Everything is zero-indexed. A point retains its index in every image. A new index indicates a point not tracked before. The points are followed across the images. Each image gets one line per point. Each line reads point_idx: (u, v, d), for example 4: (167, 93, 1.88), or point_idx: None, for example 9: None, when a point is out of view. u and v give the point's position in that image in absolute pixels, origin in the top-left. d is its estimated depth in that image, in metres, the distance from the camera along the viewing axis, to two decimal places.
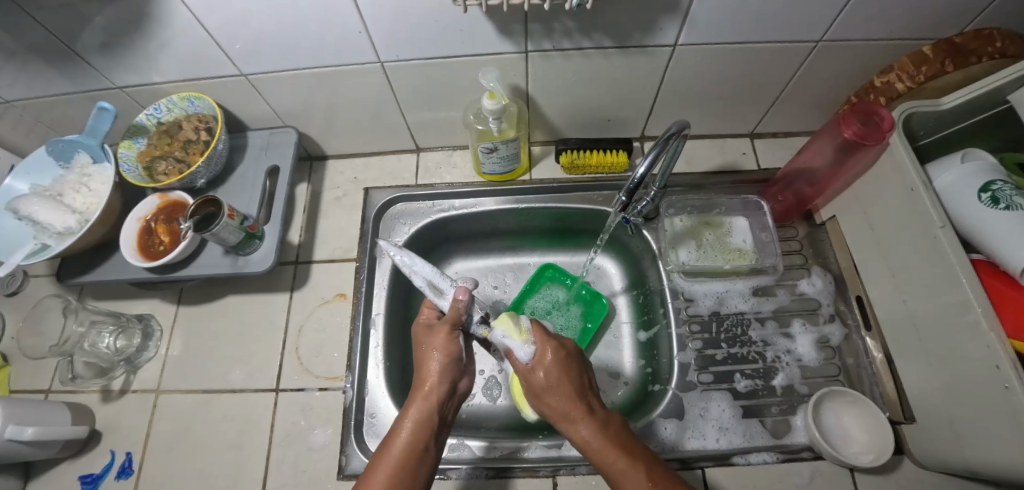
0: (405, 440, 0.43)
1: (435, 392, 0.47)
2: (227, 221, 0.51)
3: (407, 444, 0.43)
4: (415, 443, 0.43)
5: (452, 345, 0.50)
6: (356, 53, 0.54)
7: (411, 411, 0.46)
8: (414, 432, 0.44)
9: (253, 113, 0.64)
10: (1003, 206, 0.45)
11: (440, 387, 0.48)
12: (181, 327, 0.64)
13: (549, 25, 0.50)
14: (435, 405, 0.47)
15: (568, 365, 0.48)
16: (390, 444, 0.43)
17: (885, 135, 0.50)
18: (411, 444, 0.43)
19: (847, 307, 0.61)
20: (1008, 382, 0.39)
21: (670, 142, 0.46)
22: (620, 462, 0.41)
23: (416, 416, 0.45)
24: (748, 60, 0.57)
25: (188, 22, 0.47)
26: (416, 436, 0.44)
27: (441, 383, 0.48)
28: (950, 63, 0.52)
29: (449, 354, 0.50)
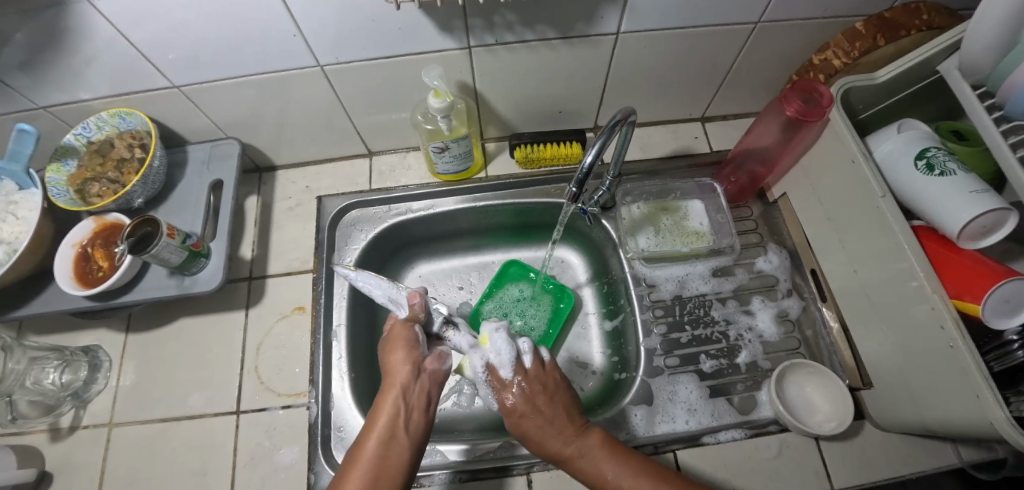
0: (374, 441, 0.41)
1: (395, 385, 0.46)
2: (167, 240, 0.49)
3: (376, 443, 0.41)
4: (385, 439, 0.42)
5: (411, 338, 0.50)
6: (294, 58, 0.52)
7: (379, 409, 0.44)
8: (382, 427, 0.42)
9: (191, 126, 0.61)
10: (938, 172, 0.46)
11: (399, 381, 0.46)
12: (133, 355, 0.61)
13: (489, 18, 0.49)
14: (398, 399, 0.45)
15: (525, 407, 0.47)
16: (360, 446, 0.41)
17: (825, 110, 0.51)
18: (381, 443, 0.41)
19: (803, 281, 0.63)
20: (953, 342, 0.41)
21: (617, 128, 0.46)
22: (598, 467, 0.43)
23: (383, 410, 0.44)
24: (692, 44, 0.57)
25: (110, 36, 0.45)
26: (383, 434, 0.42)
27: (400, 374, 0.46)
28: (881, 37, 0.53)
29: (406, 343, 0.49)
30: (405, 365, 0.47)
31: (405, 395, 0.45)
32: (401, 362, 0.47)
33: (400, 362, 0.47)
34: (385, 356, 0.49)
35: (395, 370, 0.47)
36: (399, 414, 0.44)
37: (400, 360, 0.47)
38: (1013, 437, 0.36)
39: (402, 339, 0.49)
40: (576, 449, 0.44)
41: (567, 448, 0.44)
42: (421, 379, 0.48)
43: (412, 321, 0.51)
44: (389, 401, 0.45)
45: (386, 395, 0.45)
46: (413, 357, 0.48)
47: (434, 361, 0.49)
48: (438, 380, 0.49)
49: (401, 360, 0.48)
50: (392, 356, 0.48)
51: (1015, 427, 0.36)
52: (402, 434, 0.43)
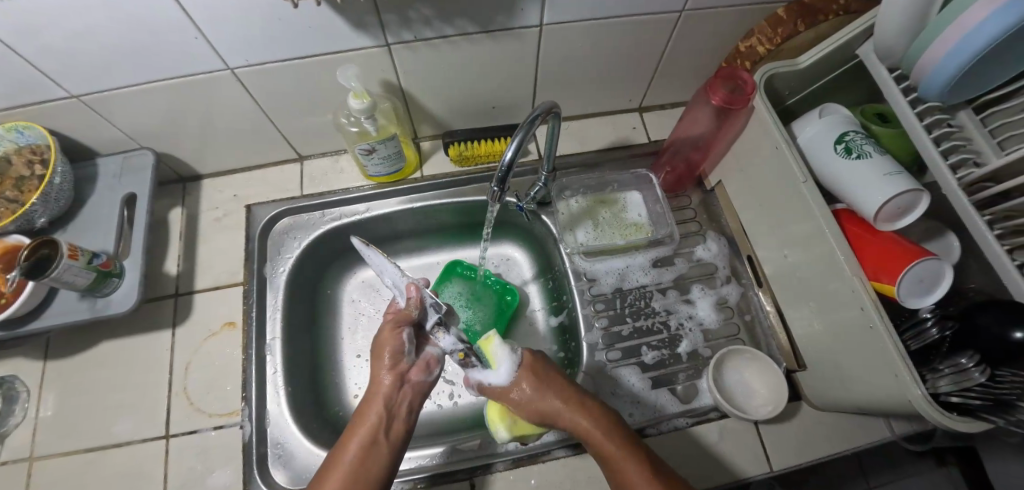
0: (353, 445, 0.42)
1: (379, 394, 0.46)
2: (69, 262, 0.45)
3: (357, 445, 0.42)
4: (365, 445, 0.42)
5: (398, 342, 0.50)
6: (199, 63, 0.49)
7: (362, 417, 0.45)
8: (364, 432, 0.43)
9: (98, 138, 0.57)
10: (855, 155, 0.46)
11: (383, 391, 0.47)
12: (52, 384, 0.57)
13: (403, 13, 0.47)
14: (381, 409, 0.45)
15: (542, 382, 0.50)
16: (342, 447, 0.42)
17: (748, 98, 0.51)
18: (359, 446, 0.42)
19: (741, 267, 0.63)
20: (872, 322, 0.42)
21: (535, 125, 0.44)
22: (615, 449, 0.43)
23: (366, 418, 0.45)
24: (618, 34, 0.56)
25: None
26: (364, 439, 0.43)
27: (383, 383, 0.47)
28: (802, 23, 0.53)
29: (393, 351, 0.49)
30: (392, 375, 0.48)
31: (387, 404, 0.46)
32: (386, 373, 0.48)
33: (385, 371, 0.48)
34: (371, 363, 0.49)
35: (379, 379, 0.48)
36: (380, 420, 0.44)
37: (386, 369, 0.48)
38: (932, 415, 0.37)
39: (389, 345, 0.49)
40: (602, 437, 0.45)
41: (590, 431, 0.45)
42: (405, 389, 0.48)
43: (401, 326, 0.50)
44: (370, 411, 0.45)
45: (371, 403, 0.46)
46: (398, 366, 0.49)
47: (418, 372, 0.50)
48: (420, 393, 0.50)
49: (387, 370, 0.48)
50: (378, 364, 0.49)
51: (933, 404, 0.37)
52: (383, 442, 0.43)
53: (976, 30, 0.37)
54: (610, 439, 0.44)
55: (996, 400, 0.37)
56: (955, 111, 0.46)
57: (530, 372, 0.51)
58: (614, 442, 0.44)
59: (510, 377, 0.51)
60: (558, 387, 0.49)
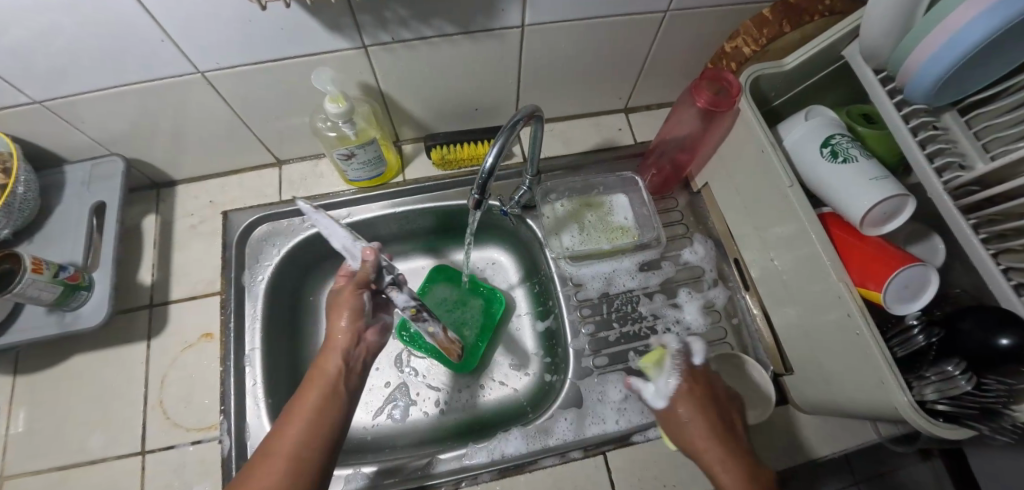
0: (308, 402, 0.41)
1: (336, 352, 0.46)
2: (32, 277, 0.43)
3: (313, 401, 0.42)
4: (321, 400, 0.42)
5: (359, 303, 0.48)
6: (166, 66, 0.47)
7: (320, 373, 0.44)
8: (319, 388, 0.43)
9: (63, 144, 0.54)
10: (840, 159, 0.46)
11: (341, 348, 0.46)
12: (20, 400, 0.55)
13: (379, 14, 0.46)
14: (336, 365, 0.45)
15: (711, 412, 0.45)
16: (296, 404, 0.42)
17: (734, 100, 0.51)
18: (315, 403, 0.41)
19: (728, 269, 0.62)
20: (858, 329, 0.41)
21: (517, 129, 0.43)
22: None
23: (321, 374, 0.44)
24: (602, 34, 0.55)
25: None
26: (323, 395, 0.42)
27: (342, 340, 0.47)
28: (787, 23, 0.52)
29: (354, 310, 0.48)
30: (349, 334, 0.47)
31: (343, 361, 0.46)
32: (344, 330, 0.47)
33: (343, 331, 0.47)
34: (329, 323, 0.47)
35: (338, 335, 0.47)
36: (334, 376, 0.44)
37: (345, 329, 0.47)
38: (917, 421, 0.37)
39: (349, 305, 0.48)
40: None
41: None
42: (360, 346, 0.48)
43: (361, 288, 0.48)
44: (326, 369, 0.44)
45: (327, 361, 0.45)
46: (356, 325, 0.48)
47: (373, 333, 0.50)
48: (372, 351, 0.50)
49: (343, 328, 0.47)
50: (335, 324, 0.47)
51: (918, 411, 0.37)
52: (337, 397, 0.43)
53: (958, 37, 0.36)
54: None
55: (982, 409, 0.37)
56: (940, 114, 0.45)
57: (695, 400, 0.46)
58: None
59: (667, 399, 0.48)
60: (712, 428, 0.44)
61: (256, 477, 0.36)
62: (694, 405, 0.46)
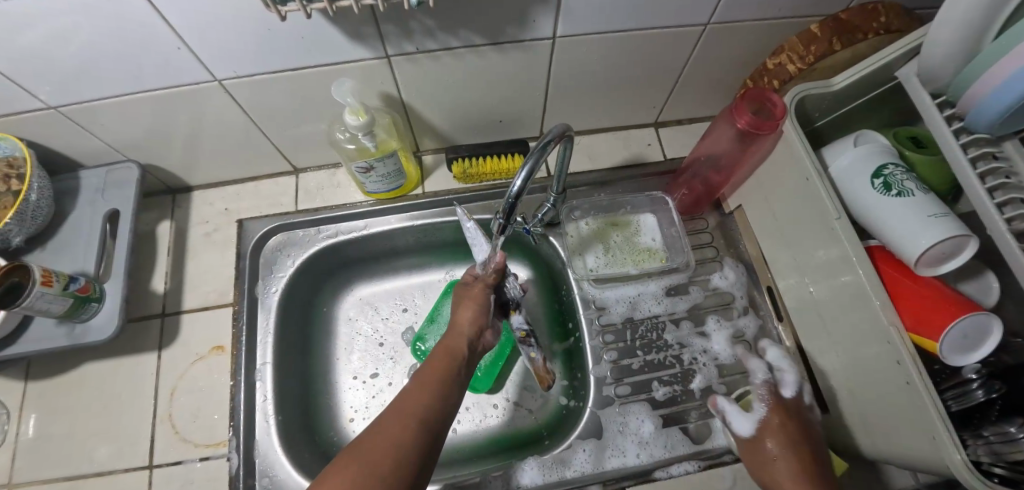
0: (434, 373, 0.41)
1: (461, 337, 0.46)
2: (41, 290, 0.42)
3: (433, 379, 0.40)
4: (442, 379, 0.41)
5: (484, 301, 0.50)
6: (183, 73, 0.45)
7: (444, 350, 0.44)
8: (442, 366, 0.42)
9: (79, 149, 0.53)
10: (894, 192, 0.42)
11: (464, 335, 0.46)
12: (31, 406, 0.55)
13: (405, 24, 0.43)
14: (459, 350, 0.45)
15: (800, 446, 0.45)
16: (416, 378, 0.41)
17: (778, 122, 0.47)
18: (437, 379, 0.40)
19: (760, 297, 0.59)
20: (909, 379, 0.38)
21: (549, 148, 0.40)
22: None
23: (447, 351, 0.44)
24: (636, 48, 0.52)
25: None
26: (447, 370, 0.42)
27: (468, 326, 0.47)
28: (838, 41, 0.49)
29: (481, 304, 0.50)
30: (474, 323, 0.48)
31: (466, 348, 0.45)
32: (471, 319, 0.48)
33: (470, 319, 0.48)
34: (457, 309, 0.49)
35: (466, 321, 0.48)
36: (455, 360, 0.44)
37: (470, 316, 0.48)
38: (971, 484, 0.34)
39: (479, 299, 0.50)
40: None
41: None
42: (481, 339, 0.48)
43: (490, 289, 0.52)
44: (449, 350, 0.44)
45: (453, 341, 0.46)
46: (481, 318, 0.49)
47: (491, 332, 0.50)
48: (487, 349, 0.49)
49: (471, 316, 0.48)
50: (461, 311, 0.49)
51: (973, 473, 0.34)
52: (455, 384, 0.42)
53: None
54: None
55: None
56: (1000, 142, 0.40)
57: (785, 433, 0.46)
58: None
59: (756, 428, 0.48)
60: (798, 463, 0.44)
61: (371, 441, 0.33)
62: (783, 437, 0.46)
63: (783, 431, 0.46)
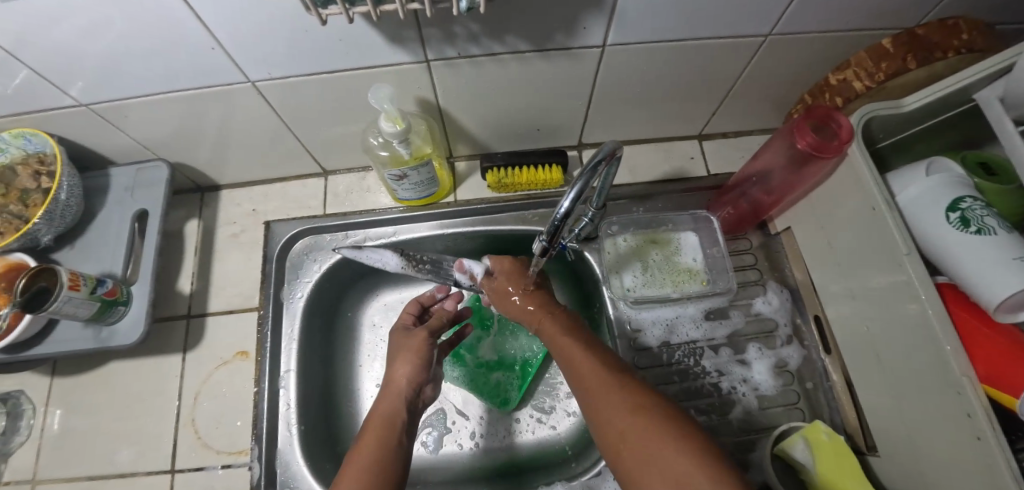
0: (371, 448, 0.38)
1: (399, 399, 0.44)
2: (69, 294, 0.41)
3: (371, 451, 0.38)
4: (382, 450, 0.38)
5: (422, 351, 0.48)
6: (214, 74, 0.43)
7: (378, 417, 0.42)
8: (382, 436, 0.39)
9: (109, 146, 0.52)
10: (973, 229, 0.39)
11: (401, 395, 0.44)
12: (56, 402, 0.55)
13: (449, 29, 0.41)
14: (399, 414, 0.42)
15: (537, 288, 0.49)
16: (355, 452, 0.38)
17: (843, 146, 0.44)
18: (376, 447, 0.38)
19: (805, 325, 0.57)
20: (981, 434, 0.35)
21: (600, 168, 0.36)
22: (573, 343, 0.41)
23: (382, 419, 0.41)
24: (688, 58, 0.49)
25: None
26: (385, 440, 0.39)
27: (404, 386, 0.45)
28: (912, 58, 0.45)
29: (420, 359, 0.47)
30: (411, 382, 0.45)
31: (407, 409, 0.43)
32: (409, 377, 0.46)
33: (406, 377, 0.45)
34: (392, 367, 0.47)
35: (401, 381, 0.45)
36: (394, 425, 0.41)
37: (406, 375, 0.46)
38: None
39: (416, 354, 0.47)
40: (555, 328, 0.44)
41: (545, 324, 0.45)
42: (420, 397, 0.46)
43: (430, 339, 0.50)
44: (384, 414, 0.42)
45: (388, 406, 0.43)
46: (421, 373, 0.47)
47: (430, 386, 0.48)
48: (427, 404, 0.48)
49: (406, 374, 0.46)
50: (397, 367, 0.47)
51: None
52: (396, 446, 0.39)
53: None
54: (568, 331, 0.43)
55: None
56: None
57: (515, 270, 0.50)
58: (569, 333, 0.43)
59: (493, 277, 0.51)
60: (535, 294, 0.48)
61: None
62: (513, 276, 0.50)
63: (512, 268, 0.50)
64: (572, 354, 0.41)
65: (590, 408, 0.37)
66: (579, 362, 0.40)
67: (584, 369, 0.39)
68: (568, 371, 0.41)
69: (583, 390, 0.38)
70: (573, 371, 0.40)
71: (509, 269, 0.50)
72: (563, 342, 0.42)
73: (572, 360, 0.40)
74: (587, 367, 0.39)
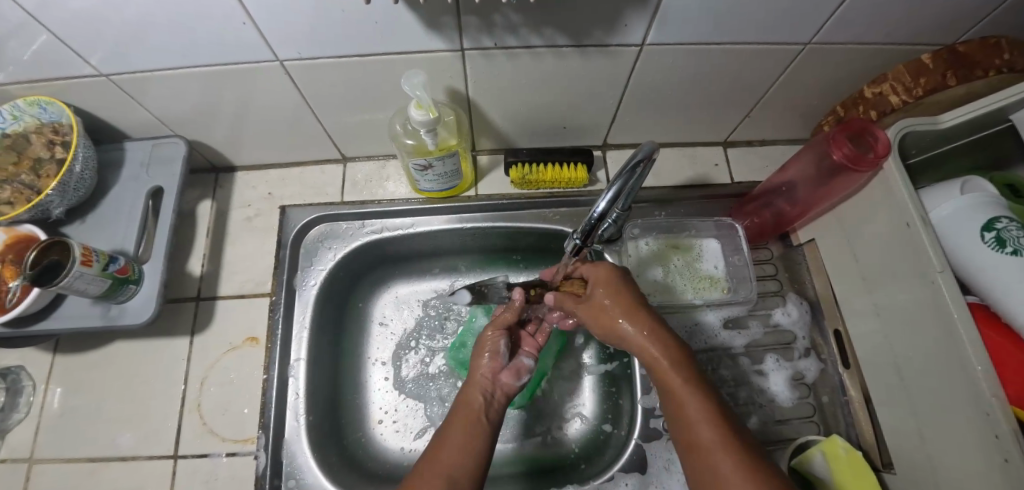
0: (453, 441, 0.38)
1: (474, 388, 0.44)
2: (81, 270, 0.40)
3: (457, 438, 0.38)
4: (465, 437, 0.38)
5: (497, 348, 0.48)
6: (243, 51, 0.42)
7: (459, 405, 0.42)
8: (464, 425, 0.39)
9: (125, 120, 0.51)
10: (1009, 249, 0.38)
11: (479, 386, 0.44)
12: (57, 381, 0.53)
13: (489, 17, 0.39)
14: (475, 402, 0.42)
15: (635, 301, 0.42)
16: (446, 432, 0.39)
17: (879, 160, 0.43)
18: (463, 435, 0.39)
19: (823, 340, 0.57)
20: (1007, 455, 0.34)
21: (637, 170, 0.36)
22: (679, 385, 0.36)
23: (465, 407, 0.42)
24: (725, 63, 0.48)
25: (18, 20, 0.35)
26: (467, 429, 0.39)
27: (483, 376, 0.46)
28: (952, 75, 0.44)
29: (494, 350, 0.48)
30: (487, 374, 0.46)
31: (484, 400, 0.43)
32: (485, 366, 0.47)
33: (482, 369, 0.46)
34: (471, 361, 0.48)
35: (480, 370, 0.46)
36: (481, 412, 0.41)
37: (485, 364, 0.47)
38: None
39: (491, 344, 0.48)
40: (662, 363, 0.38)
41: (652, 358, 0.39)
42: (499, 386, 0.46)
43: (499, 329, 0.50)
44: (471, 404, 0.42)
45: (469, 395, 0.43)
46: (495, 364, 0.47)
47: (510, 374, 0.47)
48: (511, 394, 0.47)
49: (484, 366, 0.47)
50: (476, 360, 0.48)
51: None
52: (483, 436, 0.39)
53: None
54: (674, 368, 0.37)
55: None
56: None
57: (608, 281, 0.44)
58: (676, 371, 0.37)
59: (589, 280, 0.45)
60: (636, 311, 0.41)
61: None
62: (620, 293, 0.42)
63: (609, 277, 0.44)
64: (682, 401, 0.36)
65: (699, 472, 0.33)
66: (698, 429, 0.34)
67: (709, 443, 0.33)
68: (672, 410, 0.37)
69: (698, 459, 0.33)
70: (685, 431, 0.35)
71: (612, 283, 0.43)
72: (671, 382, 0.37)
73: (691, 423, 0.35)
74: (697, 418, 0.34)
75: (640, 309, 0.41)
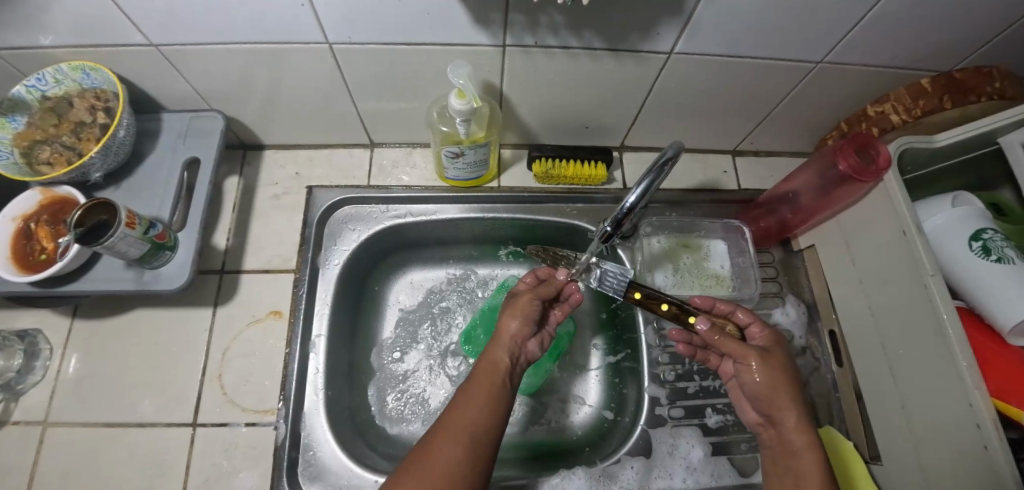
0: (479, 400, 0.41)
1: (502, 350, 0.47)
2: (126, 232, 0.41)
3: (481, 397, 0.42)
4: (490, 398, 0.42)
5: (528, 313, 0.49)
6: (294, 33, 0.43)
7: (484, 364, 0.45)
8: (489, 385, 0.43)
9: (165, 91, 0.52)
10: (994, 257, 0.42)
11: (508, 347, 0.47)
12: (75, 346, 0.53)
13: (535, 17, 0.42)
14: (502, 365, 0.45)
15: (790, 383, 0.43)
16: (468, 391, 0.43)
17: (881, 171, 0.47)
18: (485, 396, 0.42)
19: (819, 341, 0.61)
20: (988, 443, 0.37)
21: (666, 167, 0.38)
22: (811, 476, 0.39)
23: (491, 368, 0.45)
24: (743, 75, 0.52)
25: None
26: (491, 392, 0.42)
27: (510, 340, 0.48)
28: (948, 99, 0.49)
29: (528, 315, 0.49)
30: (517, 338, 0.48)
31: (511, 361, 0.46)
32: (516, 332, 0.48)
33: (512, 331, 0.48)
34: (501, 319, 0.49)
35: (509, 334, 0.48)
36: (502, 375, 0.45)
37: (515, 330, 0.48)
38: None
39: (524, 310, 0.49)
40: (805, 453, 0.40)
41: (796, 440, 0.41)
42: (523, 352, 0.49)
43: (535, 297, 0.51)
44: (495, 368, 0.45)
45: (495, 352, 0.46)
46: (526, 331, 0.49)
47: (534, 343, 0.50)
48: (530, 360, 0.50)
49: (513, 328, 0.48)
50: (506, 318, 0.49)
51: None
52: (501, 401, 0.43)
53: None
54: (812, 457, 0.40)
55: None
56: None
57: (778, 360, 0.45)
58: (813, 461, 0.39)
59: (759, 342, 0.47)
60: (795, 397, 0.43)
61: (441, 456, 0.37)
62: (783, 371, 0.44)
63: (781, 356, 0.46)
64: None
65: None
66: None
67: None
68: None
69: None
70: None
71: (784, 365, 0.45)
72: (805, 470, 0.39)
73: None
74: None
75: (800, 399, 0.43)
